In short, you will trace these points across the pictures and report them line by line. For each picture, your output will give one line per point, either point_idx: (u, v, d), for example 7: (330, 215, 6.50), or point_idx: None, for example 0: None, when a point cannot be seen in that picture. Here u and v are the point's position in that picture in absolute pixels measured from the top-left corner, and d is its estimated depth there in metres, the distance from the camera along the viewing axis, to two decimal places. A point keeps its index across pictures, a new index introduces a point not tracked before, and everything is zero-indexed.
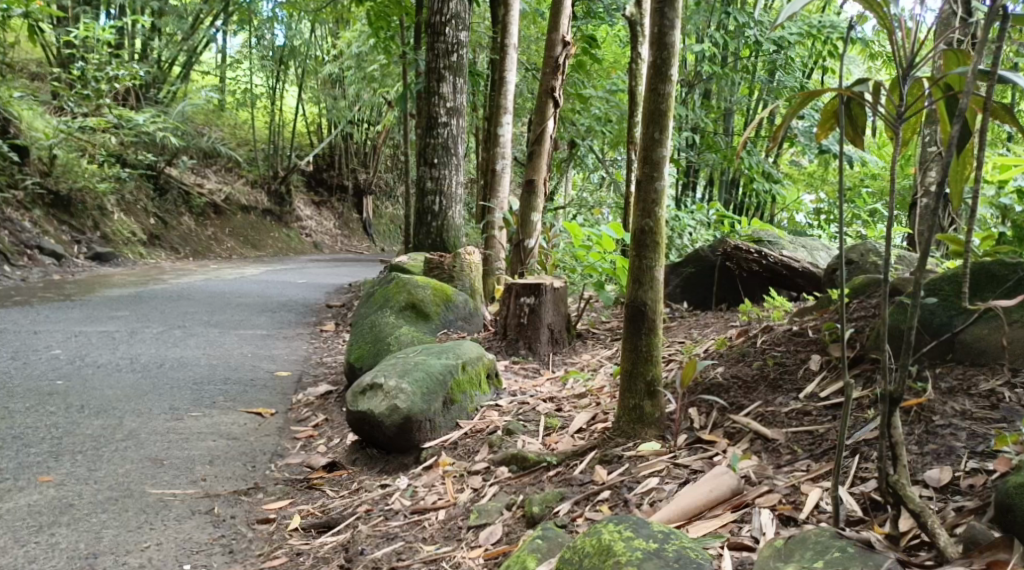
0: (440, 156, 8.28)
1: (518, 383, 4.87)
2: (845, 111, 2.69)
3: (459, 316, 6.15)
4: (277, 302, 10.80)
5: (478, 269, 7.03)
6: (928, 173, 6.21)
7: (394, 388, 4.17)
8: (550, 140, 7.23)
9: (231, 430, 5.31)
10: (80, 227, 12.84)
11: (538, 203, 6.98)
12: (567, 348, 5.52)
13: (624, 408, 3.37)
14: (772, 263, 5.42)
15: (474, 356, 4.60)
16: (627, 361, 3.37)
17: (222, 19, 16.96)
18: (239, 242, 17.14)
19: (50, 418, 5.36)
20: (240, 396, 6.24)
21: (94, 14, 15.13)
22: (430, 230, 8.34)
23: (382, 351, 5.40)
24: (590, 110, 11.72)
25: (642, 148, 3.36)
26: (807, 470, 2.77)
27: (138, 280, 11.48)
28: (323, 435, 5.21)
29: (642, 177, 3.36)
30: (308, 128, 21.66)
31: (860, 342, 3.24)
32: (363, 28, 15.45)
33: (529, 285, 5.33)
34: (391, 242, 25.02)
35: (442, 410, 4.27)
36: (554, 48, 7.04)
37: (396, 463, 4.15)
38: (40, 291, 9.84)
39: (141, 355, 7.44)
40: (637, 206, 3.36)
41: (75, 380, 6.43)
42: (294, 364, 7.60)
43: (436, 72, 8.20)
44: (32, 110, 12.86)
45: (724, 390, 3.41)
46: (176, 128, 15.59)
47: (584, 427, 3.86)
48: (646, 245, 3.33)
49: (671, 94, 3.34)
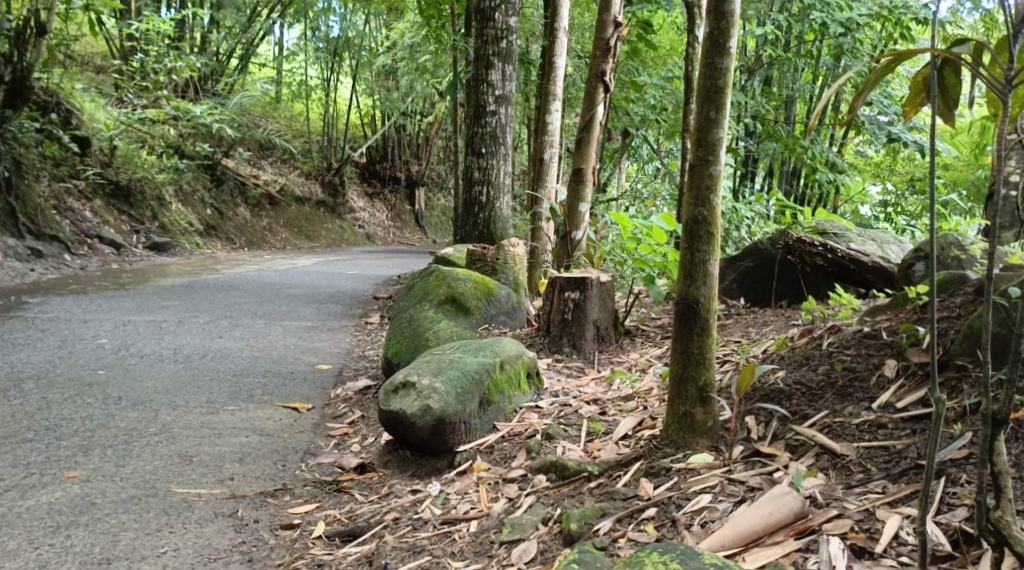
0: (487, 145, 8.01)
1: (560, 383, 4.60)
2: (940, 81, 2.35)
3: (501, 311, 5.88)
4: (324, 293, 10.68)
5: (523, 262, 6.76)
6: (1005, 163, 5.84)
7: (428, 388, 3.93)
8: (599, 126, 6.90)
9: (266, 426, 5.12)
10: (139, 217, 12.86)
11: (586, 193, 6.72)
12: (614, 347, 5.21)
13: (673, 415, 3.06)
14: (840, 258, 5.04)
15: (513, 354, 4.33)
16: (677, 363, 3.07)
17: (279, 11, 16.92)
18: (293, 234, 17.14)
19: (87, 409, 5.24)
20: (278, 390, 6.06)
21: (156, 7, 15.23)
22: (477, 221, 8.08)
23: (420, 346, 5.17)
24: (645, 99, 11.37)
25: (696, 129, 3.06)
26: (882, 492, 2.44)
27: (191, 270, 11.44)
28: (359, 433, 5.00)
29: (695, 161, 3.06)
30: (361, 120, 21.55)
31: (944, 347, 2.88)
32: (416, 18, 15.23)
33: (574, 278, 5.04)
34: (442, 234, 24.92)
35: (478, 411, 4.02)
36: (605, 30, 6.71)
37: (428, 466, 3.90)
38: (95, 280, 9.85)
39: (185, 346, 7.33)
40: (690, 193, 3.05)
41: (117, 371, 6.32)
42: (336, 358, 7.42)
43: (485, 60, 7.93)
44: (94, 102, 13.23)
45: (786, 398, 3.07)
46: (234, 120, 15.49)
47: (629, 433, 3.56)
48: (699, 236, 3.03)
49: (729, 69, 3.01)
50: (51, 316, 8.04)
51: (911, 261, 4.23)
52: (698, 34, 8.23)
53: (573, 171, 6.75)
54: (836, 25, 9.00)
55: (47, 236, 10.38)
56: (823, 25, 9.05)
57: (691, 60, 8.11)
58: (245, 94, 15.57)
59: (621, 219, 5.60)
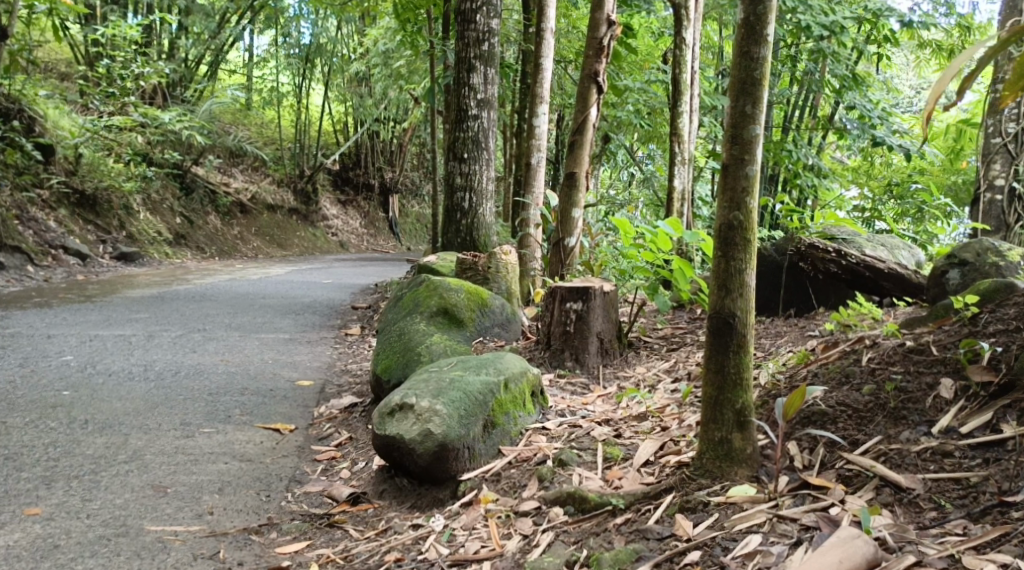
0: (470, 150, 7.69)
1: (565, 401, 4.30)
2: None
3: (496, 323, 5.57)
4: (301, 303, 10.30)
5: (515, 270, 6.44)
6: (996, 164, 5.70)
7: (428, 410, 3.61)
8: (592, 128, 6.64)
9: (247, 450, 4.78)
10: (106, 226, 12.40)
11: (579, 198, 6.48)
12: (619, 360, 4.92)
13: (708, 442, 2.77)
14: (853, 264, 4.76)
15: (517, 371, 4.02)
16: (711, 384, 2.78)
17: (249, 17, 16.49)
18: (266, 242, 16.72)
19: (50, 435, 4.86)
20: (257, 409, 5.69)
21: (123, 12, 14.80)
22: (460, 228, 7.75)
23: (413, 361, 4.88)
24: (626, 103, 11.12)
25: (730, 124, 2.77)
26: (963, 534, 2.23)
27: (162, 280, 11.02)
28: (347, 457, 4.67)
29: (729, 160, 2.77)
30: (333, 127, 21.16)
31: (1006, 364, 2.64)
32: (390, 23, 14.89)
33: (576, 288, 4.78)
34: (417, 242, 24.59)
35: (482, 435, 3.69)
36: (598, 29, 6.48)
37: (429, 497, 3.58)
38: (60, 292, 9.41)
39: (156, 362, 6.93)
40: (723, 196, 2.77)
41: (84, 390, 5.93)
42: (317, 373, 7.05)
43: (466, 63, 7.64)
44: (58, 109, 12.77)
45: (831, 421, 2.78)
46: (203, 127, 15.02)
47: (652, 459, 3.26)
48: (734, 243, 2.74)
49: (766, 59, 2.73)
50: (13, 331, 7.62)
51: (943, 269, 3.97)
52: (686, 36, 8.01)
53: (566, 175, 6.52)
54: (821, 27, 8.86)
55: (10, 247, 9.93)
56: (808, 28, 8.89)
57: (679, 63, 7.89)
58: (214, 100, 15.14)
59: (622, 224, 5.23)
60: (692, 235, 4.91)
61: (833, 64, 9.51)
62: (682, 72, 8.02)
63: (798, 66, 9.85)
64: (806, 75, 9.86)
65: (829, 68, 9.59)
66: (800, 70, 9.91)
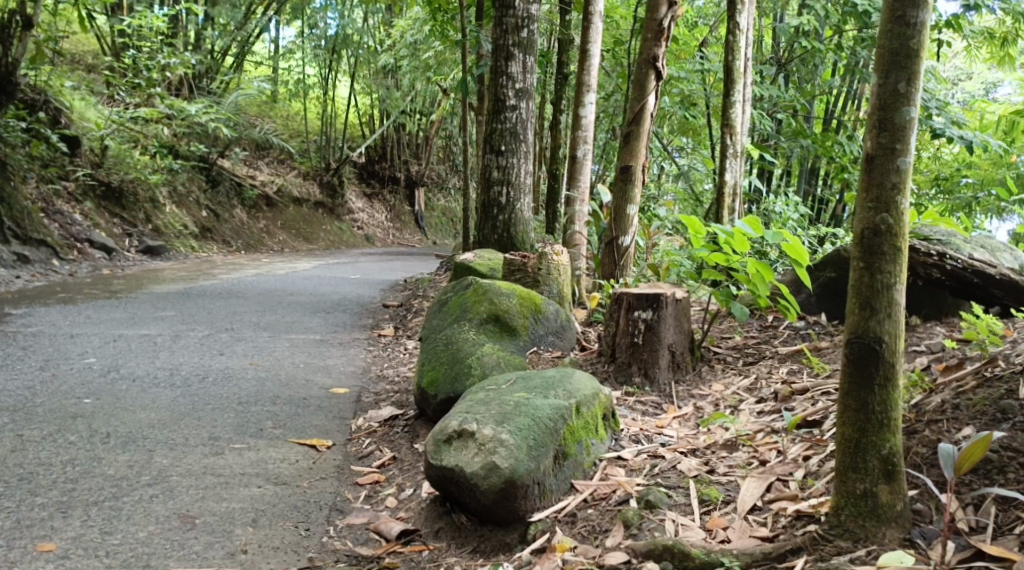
0: (507, 142, 7.19)
1: (638, 423, 3.84)
2: None
3: (551, 331, 5.11)
4: (330, 301, 9.87)
5: (567, 272, 5.95)
6: None
7: (492, 440, 3.15)
8: (650, 117, 6.13)
9: (281, 471, 4.34)
10: (132, 219, 12.06)
11: (635, 194, 6.05)
12: (692, 376, 4.42)
13: (847, 496, 2.35)
14: (959, 270, 4.23)
15: (589, 393, 3.54)
16: (849, 425, 2.35)
17: (276, 8, 16.00)
18: (292, 236, 16.35)
19: (69, 451, 4.45)
20: (291, 421, 5.25)
21: (150, 3, 14.41)
22: (496, 224, 7.26)
23: (462, 374, 4.48)
24: (670, 93, 10.52)
25: (877, 106, 2.29)
26: None
27: (188, 275, 10.64)
28: (392, 482, 4.24)
29: (874, 150, 2.29)
30: (360, 119, 20.69)
31: None
32: (419, 13, 14.37)
33: (646, 295, 4.31)
34: (442, 235, 24.15)
35: (554, 468, 3.21)
36: (657, 10, 5.96)
37: (493, 540, 3.12)
38: (85, 287, 9.04)
39: (182, 365, 6.52)
40: (867, 195, 2.29)
41: (107, 398, 5.52)
42: (351, 379, 6.61)
43: (504, 50, 7.15)
44: (84, 101, 12.43)
45: (999, 470, 2.47)
46: (230, 119, 14.56)
47: (760, 505, 2.80)
48: (881, 252, 2.26)
49: (926, 25, 2.24)
50: (35, 330, 7.25)
51: None
52: (739, 21, 7.45)
53: (620, 169, 6.06)
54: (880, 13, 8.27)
55: (34, 240, 9.60)
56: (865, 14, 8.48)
57: (732, 50, 7.30)
58: (240, 92, 14.69)
59: (692, 223, 4.69)
60: (775, 235, 4.39)
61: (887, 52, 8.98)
62: (735, 59, 7.47)
63: (851, 57, 9.32)
64: (858, 65, 9.34)
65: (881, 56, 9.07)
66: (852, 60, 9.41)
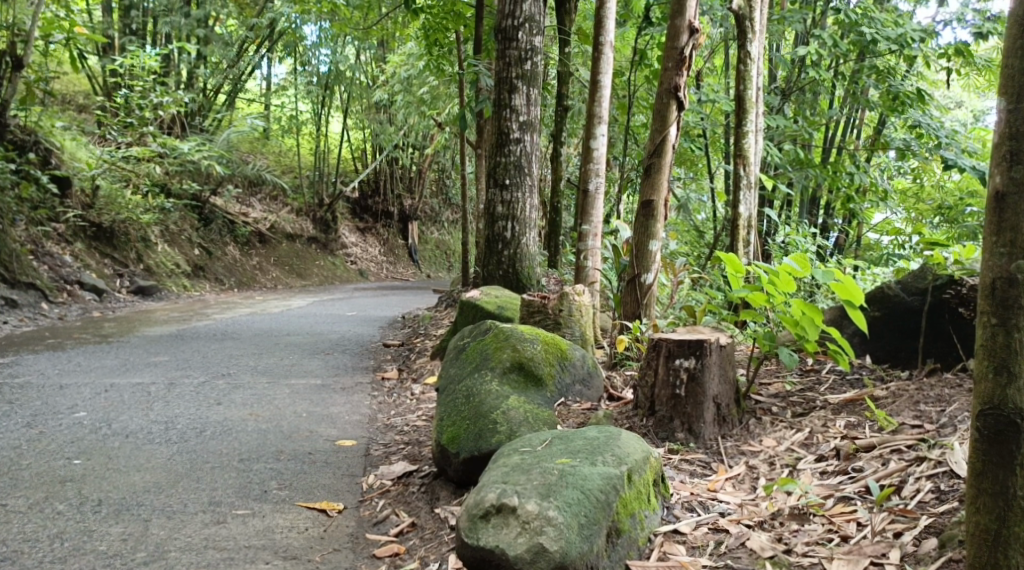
0: (512, 176, 6.85)
1: (688, 486, 3.45)
2: None
3: (576, 380, 4.74)
4: (329, 341, 9.45)
5: (588, 313, 5.58)
6: None
7: (539, 519, 2.78)
8: (672, 149, 5.80)
9: (292, 542, 3.95)
10: (123, 259, 11.65)
11: (656, 229, 5.68)
12: (738, 430, 4.04)
13: None
14: None
15: (640, 457, 3.17)
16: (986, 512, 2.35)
17: (268, 46, 15.64)
18: (284, 272, 15.94)
19: (57, 522, 4.05)
20: (299, 477, 4.82)
21: (140, 41, 14.08)
22: (502, 260, 6.90)
23: (486, 431, 4.09)
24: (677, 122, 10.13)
25: (1009, 134, 2.23)
26: None
27: (182, 316, 10.23)
28: (414, 555, 3.86)
29: (1006, 184, 2.24)
30: (354, 155, 20.35)
31: None
32: (413, 47, 14.01)
33: (688, 342, 3.92)
34: (437, 268, 23.73)
35: (607, 549, 2.84)
36: (678, 38, 5.67)
37: None
38: (75, 331, 8.64)
39: (179, 418, 6.10)
40: (999, 232, 2.26)
41: (98, 457, 5.11)
42: (357, 429, 6.19)
43: (508, 83, 6.79)
44: (75, 141, 12.10)
45: None
46: (222, 157, 14.16)
47: None
48: (1015, 304, 2.25)
49: None
50: (22, 380, 6.84)
51: None
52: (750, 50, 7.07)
53: (642, 204, 5.70)
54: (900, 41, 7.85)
55: (22, 283, 9.22)
56: (872, 41, 8.20)
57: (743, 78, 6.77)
58: (233, 129, 14.27)
59: (732, 261, 4.28)
60: (825, 274, 3.96)
61: (890, 80, 8.69)
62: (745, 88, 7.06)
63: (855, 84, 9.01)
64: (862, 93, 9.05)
65: (884, 84, 8.76)
66: (858, 87, 9.09)
